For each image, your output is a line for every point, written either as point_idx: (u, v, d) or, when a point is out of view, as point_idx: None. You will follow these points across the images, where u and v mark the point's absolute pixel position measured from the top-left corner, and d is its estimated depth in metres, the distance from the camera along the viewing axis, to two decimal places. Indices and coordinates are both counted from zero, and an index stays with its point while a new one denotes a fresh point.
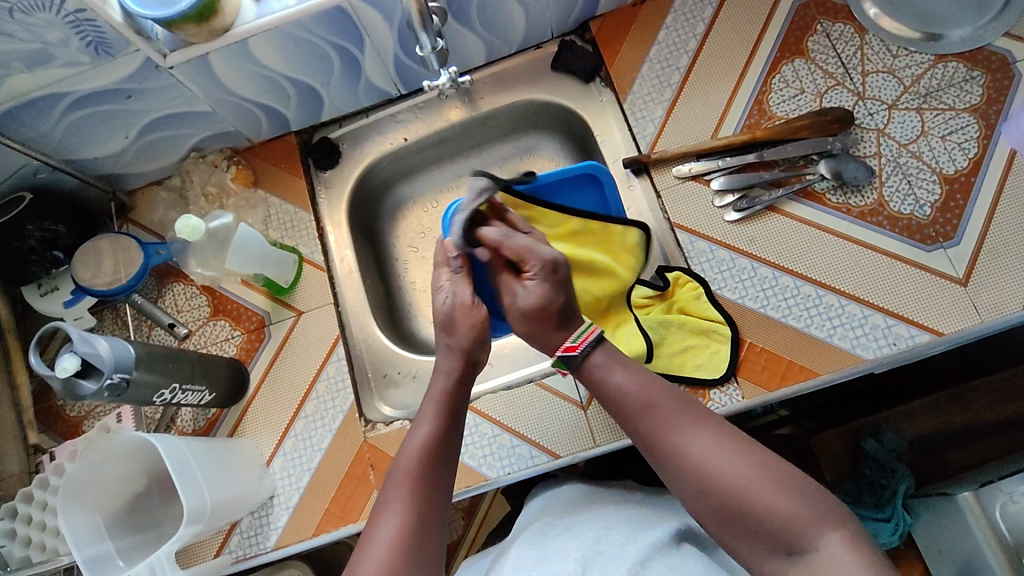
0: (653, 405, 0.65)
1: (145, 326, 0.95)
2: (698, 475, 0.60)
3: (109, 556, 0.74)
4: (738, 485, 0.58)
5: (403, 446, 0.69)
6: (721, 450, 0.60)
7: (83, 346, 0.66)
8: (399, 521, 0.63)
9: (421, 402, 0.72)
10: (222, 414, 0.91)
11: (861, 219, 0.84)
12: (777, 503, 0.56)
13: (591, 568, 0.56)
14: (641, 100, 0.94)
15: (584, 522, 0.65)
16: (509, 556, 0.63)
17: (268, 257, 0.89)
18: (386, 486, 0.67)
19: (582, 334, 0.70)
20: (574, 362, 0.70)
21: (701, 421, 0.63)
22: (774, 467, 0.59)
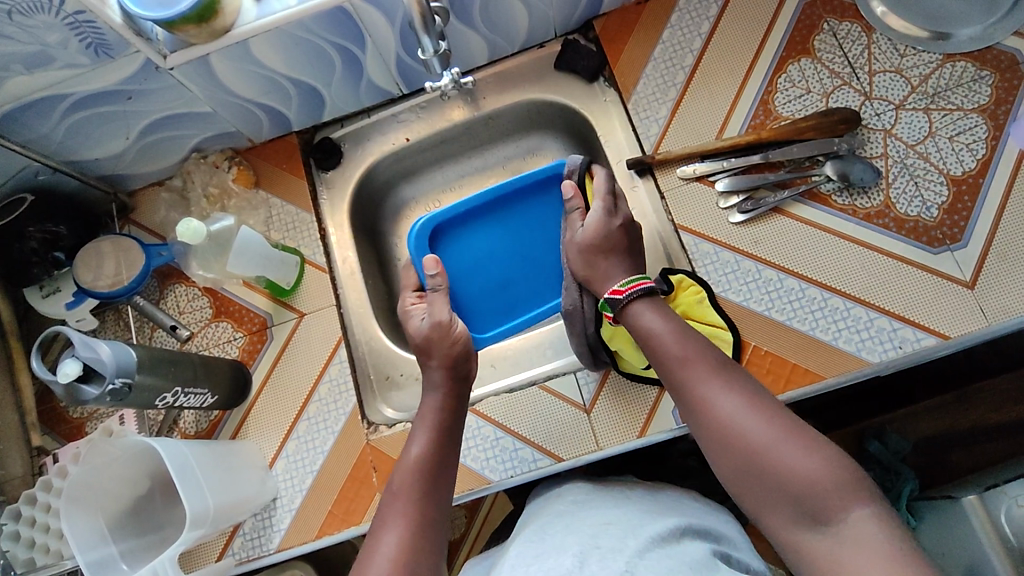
0: (687, 360, 0.66)
1: (147, 328, 0.95)
2: (725, 432, 0.60)
3: (113, 560, 0.74)
4: (763, 443, 0.58)
5: (401, 461, 0.70)
6: (750, 410, 0.60)
7: (84, 350, 0.66)
8: (397, 534, 0.62)
9: (415, 422, 0.74)
10: (224, 416, 0.91)
11: (867, 221, 0.83)
12: (800, 466, 0.56)
13: (589, 560, 0.55)
14: (645, 100, 0.93)
15: (583, 519, 0.64)
16: (510, 553, 0.62)
17: (269, 259, 0.88)
18: (385, 504, 0.67)
19: (631, 283, 0.74)
20: (616, 306, 0.74)
21: (732, 382, 0.63)
22: (801, 432, 0.58)
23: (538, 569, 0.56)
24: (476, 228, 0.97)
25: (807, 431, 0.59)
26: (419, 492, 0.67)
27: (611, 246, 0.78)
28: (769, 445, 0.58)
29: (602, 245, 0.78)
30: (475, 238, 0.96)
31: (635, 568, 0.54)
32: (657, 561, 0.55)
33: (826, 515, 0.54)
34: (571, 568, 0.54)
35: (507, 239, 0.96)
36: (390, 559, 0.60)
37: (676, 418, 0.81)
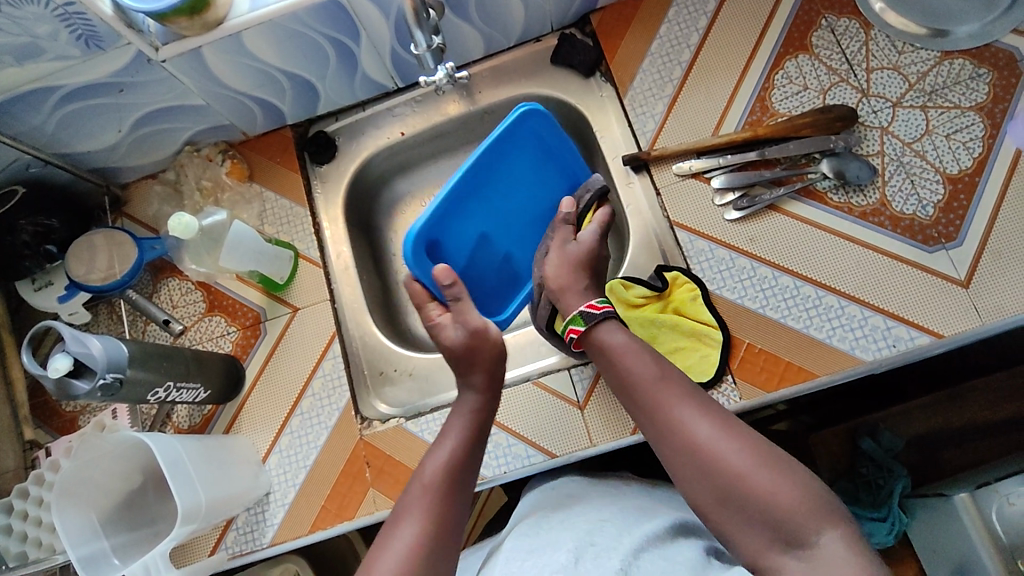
0: (662, 385, 0.63)
1: (141, 322, 0.94)
2: (700, 458, 0.58)
3: (104, 555, 0.73)
4: (739, 469, 0.56)
5: (424, 460, 0.69)
6: (725, 435, 0.58)
7: (75, 345, 0.66)
8: (417, 529, 0.62)
9: (448, 420, 0.74)
10: (217, 411, 0.90)
11: (862, 219, 0.83)
12: (776, 490, 0.54)
13: (584, 558, 0.55)
14: (642, 95, 0.93)
15: (576, 515, 0.64)
16: (504, 549, 0.62)
17: (262, 254, 0.88)
18: (405, 497, 0.66)
19: (610, 301, 0.72)
20: (590, 321, 0.70)
21: (706, 408, 0.61)
22: (773, 460, 0.56)
23: (532, 565, 0.56)
24: (462, 216, 0.86)
25: (781, 455, 0.57)
26: (442, 490, 0.66)
27: (594, 266, 0.77)
28: (746, 471, 0.56)
29: (585, 263, 0.76)
30: (459, 225, 0.86)
31: (630, 568, 0.54)
32: (652, 562, 0.55)
33: (802, 541, 0.53)
34: (565, 565, 0.54)
35: (491, 214, 0.88)
36: (405, 556, 0.59)
37: None
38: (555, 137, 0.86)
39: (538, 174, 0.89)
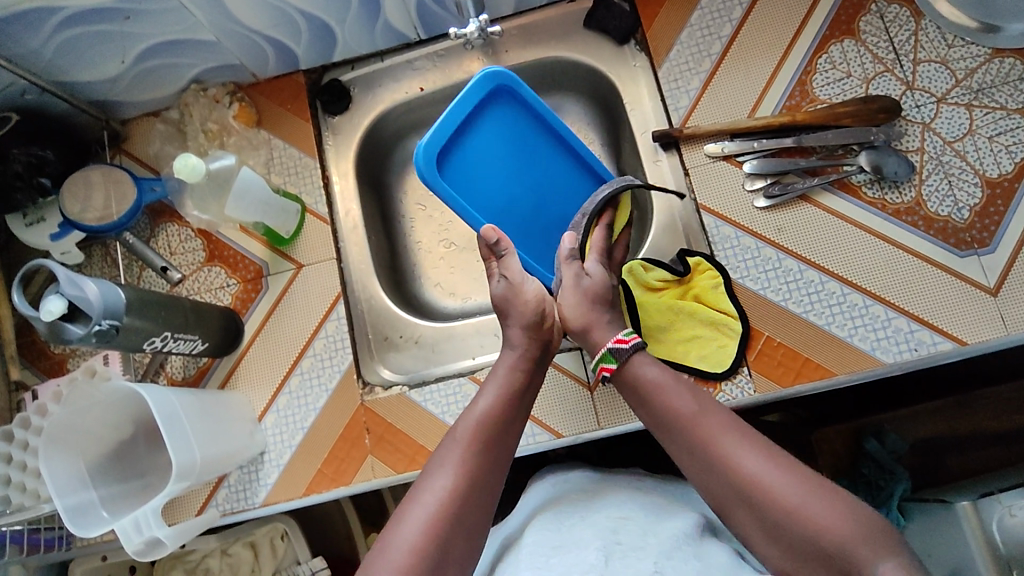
0: (703, 421, 0.61)
1: (136, 267, 0.91)
2: (747, 493, 0.57)
3: (93, 506, 0.70)
4: (789, 503, 0.55)
5: (469, 410, 0.68)
6: (770, 468, 0.57)
7: (69, 287, 0.62)
8: (450, 481, 0.61)
9: (488, 375, 0.71)
10: (213, 364, 0.87)
11: (895, 217, 0.80)
12: (825, 521, 0.53)
13: (613, 558, 0.55)
14: (677, 68, 0.88)
15: (597, 510, 0.63)
16: (527, 539, 0.61)
17: (269, 205, 0.84)
18: (442, 447, 0.65)
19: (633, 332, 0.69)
20: (620, 357, 0.68)
21: (750, 439, 0.60)
22: (825, 488, 0.55)
23: (560, 563, 0.56)
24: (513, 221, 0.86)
25: (825, 485, 0.56)
26: (479, 445, 0.64)
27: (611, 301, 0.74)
28: (795, 505, 0.54)
29: (599, 296, 0.72)
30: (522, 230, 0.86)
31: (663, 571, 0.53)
32: (684, 563, 0.55)
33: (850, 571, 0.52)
34: (595, 565, 0.54)
35: (514, 194, 0.86)
36: (437, 507, 0.59)
37: None
38: (460, 108, 0.83)
39: (505, 126, 0.86)
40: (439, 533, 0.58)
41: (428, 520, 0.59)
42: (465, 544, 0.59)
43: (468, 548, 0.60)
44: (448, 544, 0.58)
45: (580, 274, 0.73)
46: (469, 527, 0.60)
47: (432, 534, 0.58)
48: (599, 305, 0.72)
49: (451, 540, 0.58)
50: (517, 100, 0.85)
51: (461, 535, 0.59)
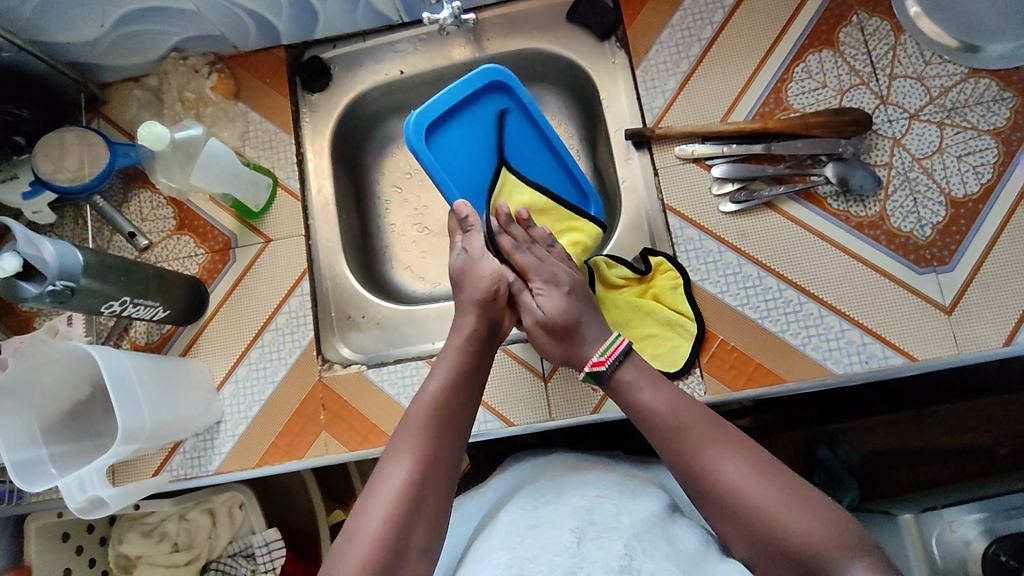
0: (681, 423, 0.60)
1: (106, 232, 0.91)
2: (723, 498, 0.55)
3: (42, 462, 0.72)
4: (767, 512, 0.53)
5: (421, 396, 0.65)
6: (749, 471, 0.56)
7: (26, 246, 0.63)
8: (406, 472, 0.58)
9: (438, 356, 0.69)
10: (176, 332, 0.88)
11: (858, 230, 0.81)
12: (801, 524, 0.52)
13: (587, 538, 0.51)
14: (655, 68, 0.89)
15: (572, 490, 0.60)
16: (502, 520, 0.58)
17: (238, 177, 0.85)
18: (396, 435, 0.63)
19: (611, 348, 0.67)
20: (601, 378, 0.66)
21: (736, 446, 0.57)
22: (808, 500, 0.54)
23: (534, 543, 0.51)
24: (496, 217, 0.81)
25: (805, 488, 0.55)
26: (431, 430, 0.62)
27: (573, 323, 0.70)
28: (775, 513, 0.53)
29: (564, 333, 0.70)
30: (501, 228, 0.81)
31: (634, 553, 0.50)
32: (654, 547, 0.52)
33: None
34: (568, 546, 0.50)
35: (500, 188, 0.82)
36: (394, 498, 0.57)
37: None
38: (449, 96, 0.80)
39: (492, 120, 0.83)
40: (398, 525, 0.55)
41: (386, 511, 0.56)
42: (425, 533, 0.57)
43: (430, 536, 0.57)
44: (408, 534, 0.56)
45: (534, 314, 0.71)
46: (427, 522, 0.57)
47: (391, 528, 0.55)
48: (566, 337, 0.70)
49: (411, 531, 0.56)
50: (503, 93, 0.84)
51: (420, 524, 0.57)
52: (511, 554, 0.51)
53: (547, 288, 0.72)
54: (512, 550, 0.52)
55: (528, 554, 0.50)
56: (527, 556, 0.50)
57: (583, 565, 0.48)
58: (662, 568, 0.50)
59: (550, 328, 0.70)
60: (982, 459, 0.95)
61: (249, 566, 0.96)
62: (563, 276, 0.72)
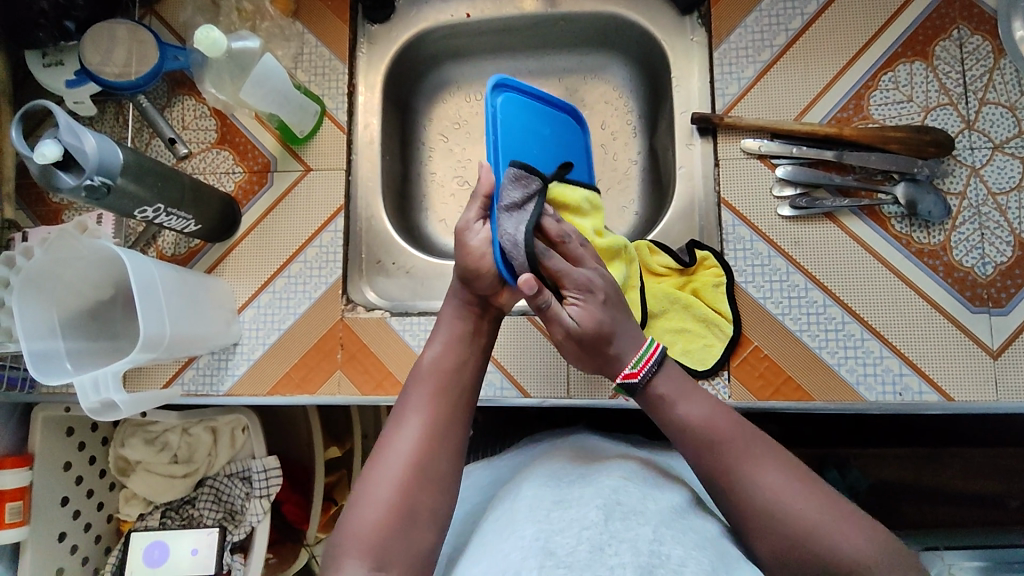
0: (726, 436, 0.56)
1: (146, 134, 0.89)
2: (763, 517, 0.52)
3: (58, 356, 0.71)
4: (806, 523, 0.51)
5: (424, 363, 0.63)
6: (793, 489, 0.52)
7: (67, 136, 0.61)
8: (414, 435, 0.57)
9: (435, 323, 0.67)
10: (204, 248, 0.87)
11: (917, 257, 0.78)
12: (846, 547, 0.49)
13: (614, 517, 0.47)
14: (735, 53, 0.84)
15: (597, 474, 0.57)
16: (525, 494, 0.54)
17: (288, 99, 0.82)
18: (400, 402, 0.61)
19: (643, 358, 0.61)
20: (634, 390, 0.61)
21: (769, 456, 0.55)
22: (841, 508, 0.52)
23: (560, 517, 0.48)
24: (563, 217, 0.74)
25: (847, 507, 0.52)
26: (437, 393, 0.61)
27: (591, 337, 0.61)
28: (813, 525, 0.50)
29: (596, 342, 0.62)
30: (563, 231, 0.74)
31: (663, 539, 0.47)
32: (683, 534, 0.49)
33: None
34: (596, 522, 0.46)
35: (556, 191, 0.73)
36: (404, 463, 0.56)
37: None
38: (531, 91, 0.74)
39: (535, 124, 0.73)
40: (412, 487, 0.54)
41: (396, 476, 0.55)
42: (437, 497, 0.55)
43: (443, 497, 0.56)
44: (420, 498, 0.54)
45: (565, 325, 0.62)
46: (438, 484, 0.56)
47: (403, 493, 0.54)
48: (602, 348, 0.62)
49: (426, 492, 0.55)
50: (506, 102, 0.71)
51: (433, 485, 0.55)
52: (536, 528, 0.47)
53: (583, 298, 0.62)
54: (537, 523, 0.48)
55: (554, 528, 0.46)
56: (553, 529, 0.46)
57: (610, 544, 0.44)
58: (690, 554, 0.46)
59: (581, 341, 0.62)
60: (989, 507, 0.93)
61: (244, 488, 0.96)
62: (597, 281, 0.63)
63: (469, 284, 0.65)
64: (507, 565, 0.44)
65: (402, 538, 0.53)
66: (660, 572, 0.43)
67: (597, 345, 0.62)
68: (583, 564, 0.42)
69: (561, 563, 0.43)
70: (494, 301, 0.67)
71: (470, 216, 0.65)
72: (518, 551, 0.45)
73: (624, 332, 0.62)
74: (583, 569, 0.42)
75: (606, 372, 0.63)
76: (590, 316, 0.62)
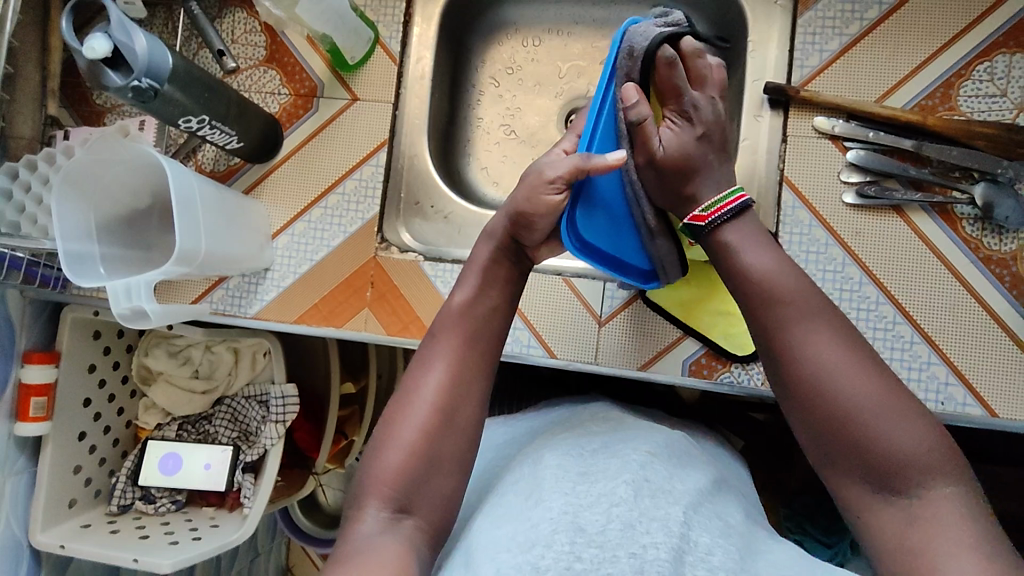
0: (794, 301, 0.54)
1: (194, 43, 0.86)
2: (810, 385, 0.51)
3: (92, 259, 0.70)
4: (855, 401, 0.49)
5: (451, 305, 0.60)
6: (849, 363, 0.51)
7: (118, 32, 0.60)
8: (440, 379, 0.55)
9: (465, 267, 0.64)
10: (243, 168, 0.85)
11: (984, 264, 0.73)
12: (893, 434, 0.48)
13: (642, 494, 0.45)
14: (820, 22, 0.78)
15: (619, 443, 0.54)
16: (546, 457, 0.51)
17: (343, 21, 0.79)
18: (427, 343, 0.59)
19: (717, 204, 0.60)
20: (698, 233, 0.61)
21: (835, 329, 0.52)
22: (899, 396, 0.50)
23: (589, 491, 0.45)
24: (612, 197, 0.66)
25: (906, 395, 0.50)
26: (467, 337, 0.58)
27: (686, 168, 0.62)
28: (863, 406, 0.49)
29: (681, 170, 0.62)
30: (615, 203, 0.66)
31: (691, 523, 0.45)
32: (709, 520, 0.46)
33: (897, 486, 0.48)
34: (625, 499, 0.44)
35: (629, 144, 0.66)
36: (429, 408, 0.54)
37: (684, 367, 0.77)
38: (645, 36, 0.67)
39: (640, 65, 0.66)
40: (433, 438, 0.53)
41: (419, 423, 0.53)
42: (460, 444, 0.54)
43: (467, 444, 0.54)
44: (443, 448, 0.53)
45: (653, 150, 0.62)
46: (460, 430, 0.54)
47: (426, 439, 0.53)
48: (681, 182, 0.62)
49: (445, 443, 0.53)
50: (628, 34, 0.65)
51: (454, 439, 0.53)
52: (566, 500, 0.44)
53: (681, 125, 0.63)
54: (566, 495, 0.45)
55: (582, 502, 0.44)
56: (581, 504, 0.44)
57: (639, 523, 0.43)
58: (717, 544, 0.44)
59: (662, 169, 0.62)
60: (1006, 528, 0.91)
61: (261, 412, 0.96)
62: (704, 110, 0.63)
63: (518, 232, 0.62)
64: (534, 535, 0.42)
65: (422, 483, 0.51)
66: (689, 559, 0.42)
67: (677, 178, 0.62)
68: (615, 544, 0.41)
69: (593, 541, 0.41)
70: (529, 254, 0.65)
71: (559, 171, 0.59)
72: (546, 522, 0.43)
73: (710, 169, 0.62)
74: (616, 549, 0.41)
75: (679, 212, 0.64)
76: (683, 145, 0.62)
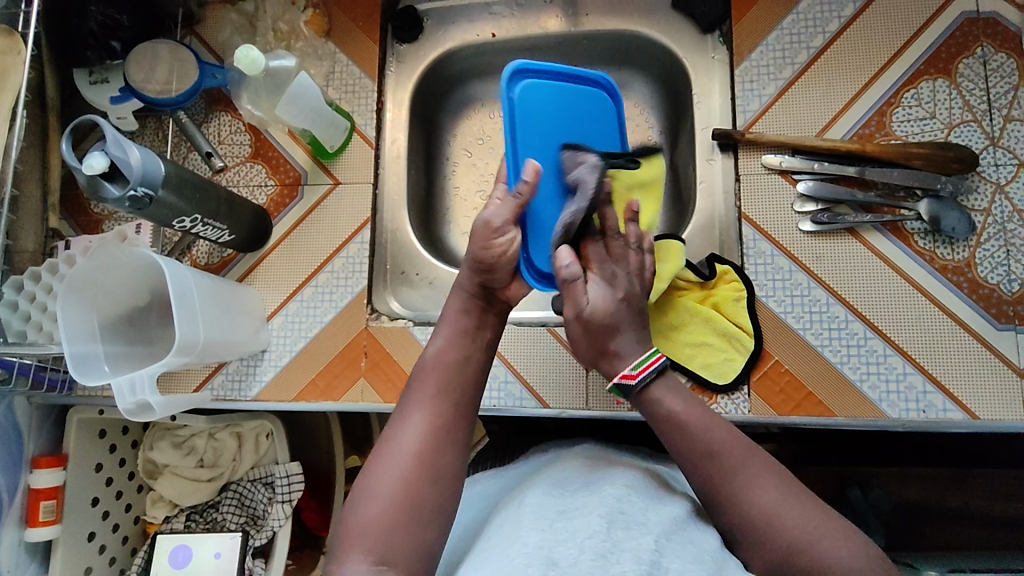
0: (722, 447, 0.56)
1: (184, 147, 0.93)
2: (756, 526, 0.52)
3: (96, 359, 0.74)
4: (798, 536, 0.51)
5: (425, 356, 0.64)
6: (785, 498, 0.53)
7: (114, 148, 0.65)
8: (417, 436, 0.58)
9: (438, 320, 0.67)
10: (235, 258, 0.90)
11: (941, 273, 0.77)
12: (840, 561, 0.49)
13: (616, 526, 0.47)
14: (756, 70, 0.85)
15: (600, 480, 0.56)
16: (528, 497, 0.54)
17: (320, 115, 0.85)
18: (404, 398, 0.62)
19: (645, 362, 0.60)
20: (630, 393, 0.60)
21: (766, 464, 0.55)
22: (835, 520, 0.52)
23: (564, 528, 0.47)
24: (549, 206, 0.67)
25: (838, 518, 0.53)
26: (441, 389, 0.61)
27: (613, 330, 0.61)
28: (808, 540, 0.50)
29: (604, 334, 0.61)
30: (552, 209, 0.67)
31: (663, 550, 0.46)
32: (682, 546, 0.48)
33: None
34: (598, 531, 0.46)
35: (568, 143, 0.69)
36: (407, 459, 0.56)
37: None
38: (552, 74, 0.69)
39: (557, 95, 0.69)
40: (412, 488, 0.55)
41: (398, 475, 0.55)
42: (441, 493, 0.56)
43: (452, 491, 0.56)
44: (425, 496, 0.55)
45: (579, 309, 0.61)
46: (438, 483, 0.56)
47: (407, 488, 0.55)
48: (605, 342, 0.61)
49: (425, 493, 0.55)
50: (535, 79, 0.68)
51: (435, 489, 0.56)
52: (541, 536, 0.47)
53: (608, 288, 0.62)
54: (541, 531, 0.47)
55: (557, 537, 0.46)
56: (557, 540, 0.46)
57: (613, 553, 0.44)
58: (688, 569, 0.45)
59: (589, 328, 0.61)
60: (1010, 528, 0.92)
61: (267, 493, 0.97)
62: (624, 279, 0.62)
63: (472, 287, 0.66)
64: (510, 569, 0.44)
65: (411, 528, 0.53)
66: None
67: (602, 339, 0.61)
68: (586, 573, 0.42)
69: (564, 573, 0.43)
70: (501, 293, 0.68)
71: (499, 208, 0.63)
72: (521, 557, 0.45)
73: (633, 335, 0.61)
74: None
75: (601, 367, 0.63)
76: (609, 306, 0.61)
